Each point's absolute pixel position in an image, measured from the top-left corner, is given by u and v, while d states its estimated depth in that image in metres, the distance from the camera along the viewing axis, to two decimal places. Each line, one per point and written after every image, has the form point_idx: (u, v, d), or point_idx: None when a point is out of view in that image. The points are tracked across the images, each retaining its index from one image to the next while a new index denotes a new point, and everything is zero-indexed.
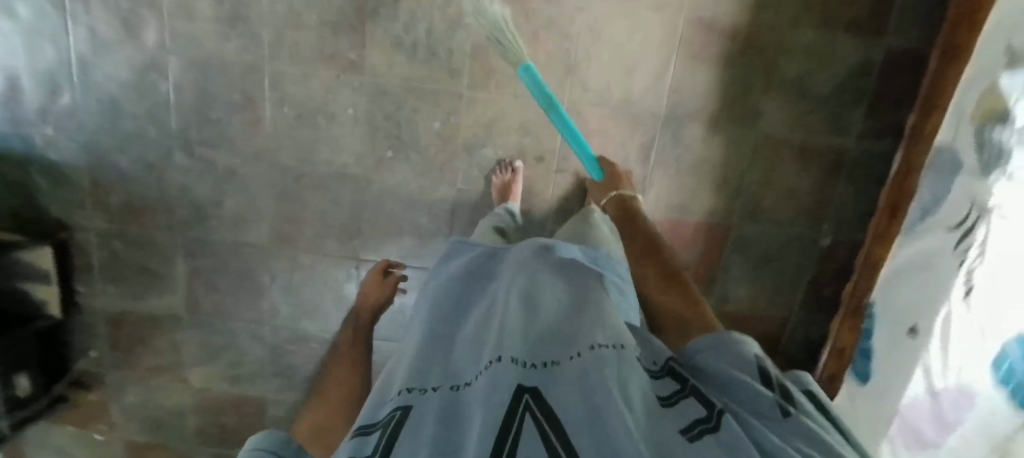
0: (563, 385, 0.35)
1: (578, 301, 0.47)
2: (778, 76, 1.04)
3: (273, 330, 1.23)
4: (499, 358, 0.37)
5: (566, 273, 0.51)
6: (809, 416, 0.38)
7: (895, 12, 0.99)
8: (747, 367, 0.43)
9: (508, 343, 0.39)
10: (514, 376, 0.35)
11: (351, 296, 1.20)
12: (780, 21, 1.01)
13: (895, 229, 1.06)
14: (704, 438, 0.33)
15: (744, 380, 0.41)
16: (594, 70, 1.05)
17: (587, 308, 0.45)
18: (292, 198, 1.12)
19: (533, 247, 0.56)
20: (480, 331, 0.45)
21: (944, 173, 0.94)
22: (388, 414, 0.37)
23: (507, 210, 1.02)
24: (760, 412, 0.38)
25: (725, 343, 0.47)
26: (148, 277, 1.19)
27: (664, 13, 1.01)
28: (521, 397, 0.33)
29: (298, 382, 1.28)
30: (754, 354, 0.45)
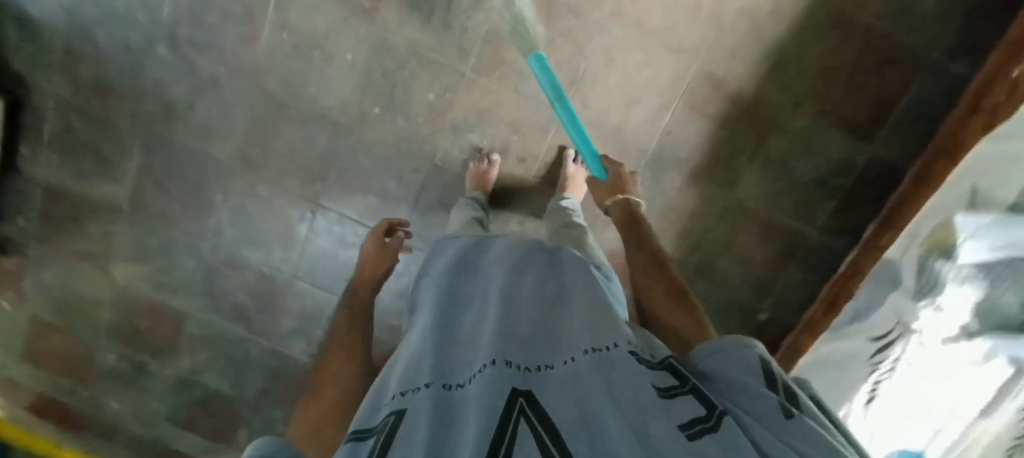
0: (556, 389, 0.33)
1: (567, 302, 0.46)
2: (768, 151, 1.07)
3: (212, 248, 1.20)
4: (492, 362, 0.35)
5: (554, 274, 0.51)
6: (815, 421, 0.34)
7: (886, 126, 1.03)
8: (752, 367, 0.38)
9: (496, 344, 0.38)
10: (508, 378, 0.33)
11: (300, 237, 1.19)
12: (783, 100, 1.04)
13: (825, 322, 1.12)
14: (704, 437, 0.29)
15: (750, 381, 0.37)
16: (597, 91, 1.05)
17: (575, 310, 0.44)
18: (267, 125, 1.09)
19: (520, 249, 0.55)
20: (475, 329, 0.43)
21: (882, 286, 0.98)
22: (382, 420, 0.33)
23: (476, 201, 1.02)
24: (761, 416, 0.34)
25: (734, 343, 0.42)
26: (99, 160, 1.14)
27: (680, 58, 1.02)
28: (516, 400, 0.31)
29: (223, 306, 1.25)
30: (760, 355, 0.40)
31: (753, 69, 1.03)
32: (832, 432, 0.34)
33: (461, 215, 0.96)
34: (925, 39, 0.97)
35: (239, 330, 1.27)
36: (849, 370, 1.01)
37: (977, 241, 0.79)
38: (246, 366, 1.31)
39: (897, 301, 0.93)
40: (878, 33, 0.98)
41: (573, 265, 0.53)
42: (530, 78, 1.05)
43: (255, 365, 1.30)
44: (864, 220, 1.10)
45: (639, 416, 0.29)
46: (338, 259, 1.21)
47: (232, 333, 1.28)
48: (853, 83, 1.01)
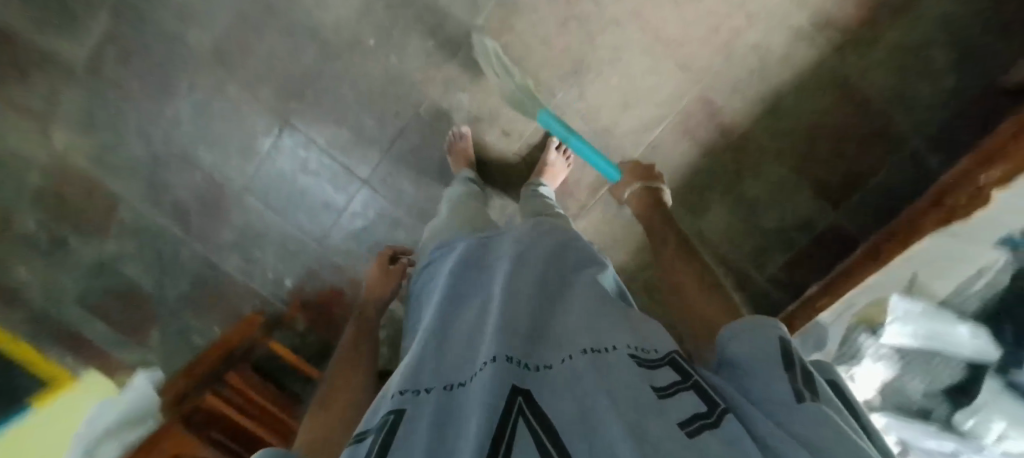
0: (552, 393, 0.32)
1: (565, 304, 0.45)
2: (742, 190, 1.09)
3: (166, 139, 1.13)
4: (493, 357, 0.33)
5: (552, 274, 0.50)
6: (830, 406, 0.32)
7: (856, 197, 1.06)
8: (768, 352, 0.35)
9: (496, 338, 0.36)
10: (509, 376, 0.32)
11: (261, 149, 1.13)
12: (769, 146, 1.05)
13: None
14: (704, 434, 0.28)
15: (766, 370, 0.34)
16: (597, 86, 1.03)
17: (573, 311, 0.44)
18: (253, 25, 1.03)
19: (521, 248, 0.53)
20: (476, 326, 0.41)
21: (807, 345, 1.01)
22: (381, 418, 0.31)
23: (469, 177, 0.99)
24: (773, 411, 0.31)
25: (760, 327, 0.38)
26: (61, 13, 1.03)
27: (685, 75, 1.02)
28: (514, 399, 0.30)
29: (163, 201, 1.18)
30: (779, 337, 0.37)
31: (750, 108, 1.03)
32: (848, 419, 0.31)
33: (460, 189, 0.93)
34: (910, 124, 1.01)
35: (175, 230, 1.20)
36: None
37: (903, 325, 0.85)
38: (174, 268, 1.24)
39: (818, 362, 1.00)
40: (871, 106, 1.00)
41: (570, 267, 0.52)
42: (535, 54, 1.02)
43: (183, 269, 1.24)
44: (808, 279, 1.14)
45: (635, 418, 0.28)
46: (295, 184, 1.16)
47: (167, 231, 1.21)
48: (837, 147, 1.04)
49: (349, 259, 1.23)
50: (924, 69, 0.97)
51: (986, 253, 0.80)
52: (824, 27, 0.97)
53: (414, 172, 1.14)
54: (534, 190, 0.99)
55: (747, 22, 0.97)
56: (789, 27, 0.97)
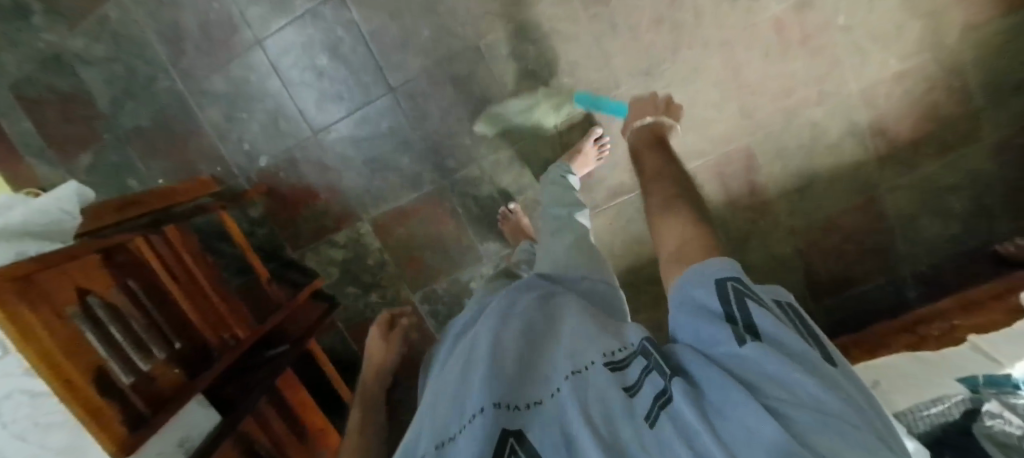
0: (542, 419, 0.37)
1: (554, 335, 0.48)
2: (744, 250, 1.09)
3: None
4: (481, 409, 0.38)
5: (541, 314, 0.53)
6: (776, 339, 0.32)
7: (835, 297, 1.11)
8: (712, 311, 0.35)
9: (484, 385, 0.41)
10: (498, 418, 0.37)
11: (295, 8, 1.01)
12: (785, 221, 1.07)
13: None
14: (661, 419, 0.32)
15: (712, 330, 0.34)
16: (661, 96, 1.00)
17: (554, 343, 0.46)
18: None
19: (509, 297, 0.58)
20: (467, 370, 0.46)
21: None
22: None
23: (530, 243, 0.96)
24: (723, 362, 0.33)
25: (701, 274, 0.36)
26: None
27: (744, 123, 1.01)
28: (508, 437, 0.35)
29: (160, 15, 1.03)
30: (716, 279, 0.35)
31: (785, 179, 1.04)
32: (798, 343, 0.32)
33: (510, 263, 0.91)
34: (908, 252, 1.06)
35: (160, 54, 1.05)
36: None
37: None
38: (142, 95, 1.08)
39: None
40: (884, 222, 1.05)
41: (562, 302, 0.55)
42: (618, 39, 0.97)
43: (151, 101, 1.08)
44: None
45: (612, 424, 0.34)
46: (313, 60, 1.04)
47: (150, 53, 1.05)
48: (840, 246, 1.08)
49: (336, 164, 1.10)
50: (940, 209, 1.03)
51: (951, 384, 0.84)
52: (879, 133, 1.00)
53: (445, 104, 1.05)
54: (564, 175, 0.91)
55: (818, 98, 0.98)
56: (851, 120, 0.99)
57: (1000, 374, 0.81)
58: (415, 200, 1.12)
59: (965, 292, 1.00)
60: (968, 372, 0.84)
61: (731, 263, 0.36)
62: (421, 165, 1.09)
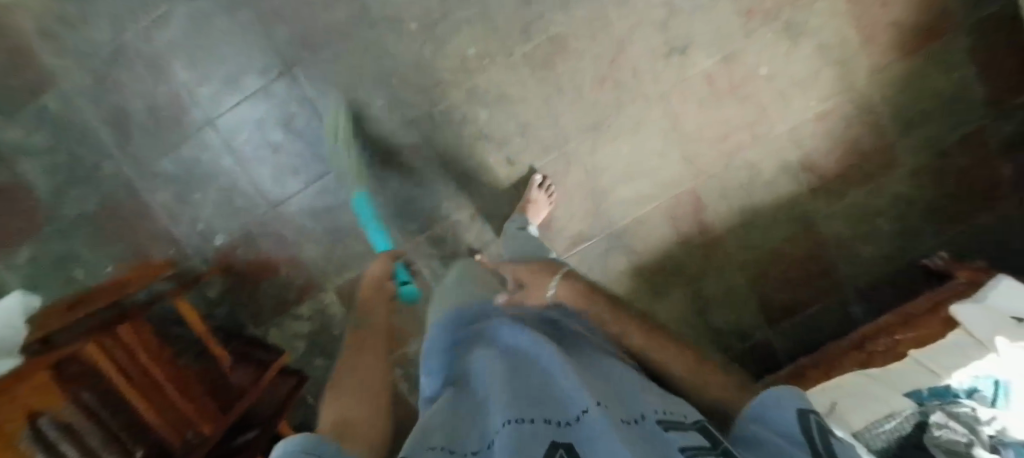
0: None
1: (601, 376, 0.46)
2: (700, 285, 1.15)
3: (139, 35, 0.98)
4: None
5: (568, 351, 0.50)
6: None
7: (790, 320, 1.17)
8: (795, 428, 0.37)
9: (519, 399, 0.39)
10: (548, 432, 0.34)
11: (246, 87, 1.02)
12: (734, 254, 1.14)
13: None
14: None
15: (788, 446, 0.36)
16: (609, 148, 1.06)
17: (594, 378, 0.44)
18: None
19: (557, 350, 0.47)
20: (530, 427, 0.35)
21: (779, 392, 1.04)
22: None
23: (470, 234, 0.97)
24: None
25: (780, 396, 0.41)
26: None
27: (688, 169, 1.08)
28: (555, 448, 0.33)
29: (105, 101, 1.01)
30: (801, 409, 0.38)
31: (730, 215, 1.11)
32: None
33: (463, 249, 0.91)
34: (848, 274, 1.15)
35: (106, 139, 1.02)
36: None
37: None
38: (86, 181, 1.04)
39: None
40: (824, 247, 1.13)
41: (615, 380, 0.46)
42: (565, 98, 1.03)
43: (97, 186, 1.05)
44: None
45: None
46: (268, 135, 1.04)
47: (95, 138, 1.02)
48: (788, 273, 1.15)
49: (296, 236, 1.10)
50: (871, 232, 1.12)
51: (899, 400, 0.88)
52: (808, 168, 1.08)
53: (403, 169, 1.07)
54: (522, 229, 0.96)
55: (751, 142, 1.06)
56: (783, 158, 1.08)
57: (940, 385, 0.87)
58: None
59: (901, 309, 1.08)
60: (913, 387, 0.90)
61: (811, 402, 0.39)
62: None
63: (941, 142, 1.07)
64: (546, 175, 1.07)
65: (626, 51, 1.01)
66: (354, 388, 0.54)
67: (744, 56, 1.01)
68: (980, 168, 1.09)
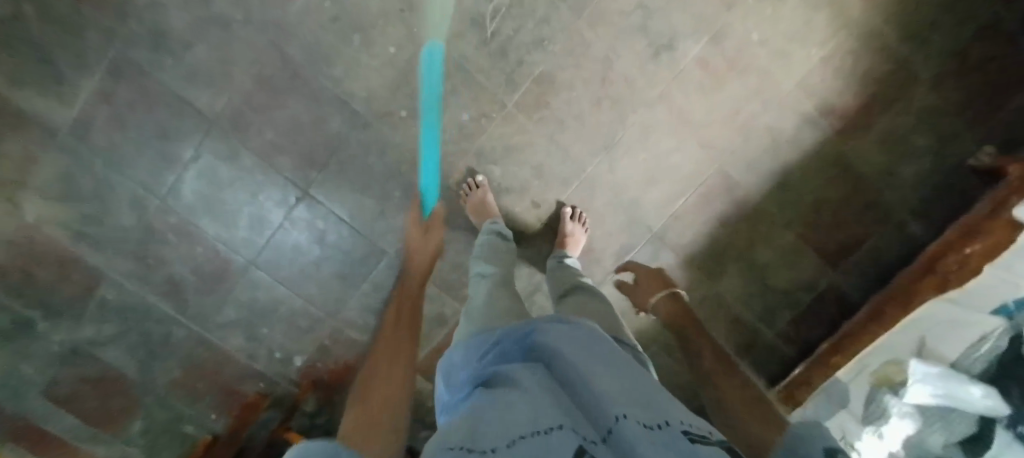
0: None
1: (626, 372, 0.37)
2: (753, 255, 1.16)
3: (162, 207, 1.02)
4: None
5: (592, 343, 0.42)
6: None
7: (851, 259, 1.16)
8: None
9: (545, 407, 0.32)
10: (572, 443, 0.27)
11: (273, 220, 1.05)
12: (778, 217, 1.13)
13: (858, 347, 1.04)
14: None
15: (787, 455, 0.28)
16: (625, 160, 1.07)
17: (630, 378, 0.36)
18: (273, 92, 0.97)
19: (575, 339, 0.42)
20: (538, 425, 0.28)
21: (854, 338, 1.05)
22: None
23: (496, 230, 0.95)
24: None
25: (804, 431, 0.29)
26: (41, 70, 0.92)
27: (707, 154, 1.08)
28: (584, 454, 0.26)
29: (155, 275, 1.06)
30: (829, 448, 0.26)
31: (761, 182, 1.11)
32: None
33: (497, 240, 0.92)
34: (896, 198, 1.13)
35: (168, 309, 1.08)
36: None
37: (925, 385, 0.90)
38: (165, 351, 1.11)
39: (842, 421, 1.00)
40: (865, 181, 1.11)
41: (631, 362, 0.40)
42: (569, 130, 1.04)
43: (175, 353, 1.11)
44: (813, 337, 1.21)
45: None
46: (307, 255, 1.08)
47: (158, 311, 1.08)
48: (835, 217, 1.14)
49: (365, 333, 1.15)
50: (909, 150, 1.09)
51: (988, 320, 0.91)
52: (827, 111, 1.07)
53: None
54: (561, 262, 0.95)
55: (762, 106, 1.05)
56: (800, 111, 1.06)
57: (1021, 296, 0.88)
58: (447, 336, 1.15)
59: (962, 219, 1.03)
60: (998, 301, 0.91)
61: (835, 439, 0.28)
62: (440, 303, 1.13)
63: (955, 41, 1.03)
64: (575, 205, 1.09)
65: (613, 65, 1.01)
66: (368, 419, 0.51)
67: (729, 31, 1.00)
68: (1004, 52, 1.04)
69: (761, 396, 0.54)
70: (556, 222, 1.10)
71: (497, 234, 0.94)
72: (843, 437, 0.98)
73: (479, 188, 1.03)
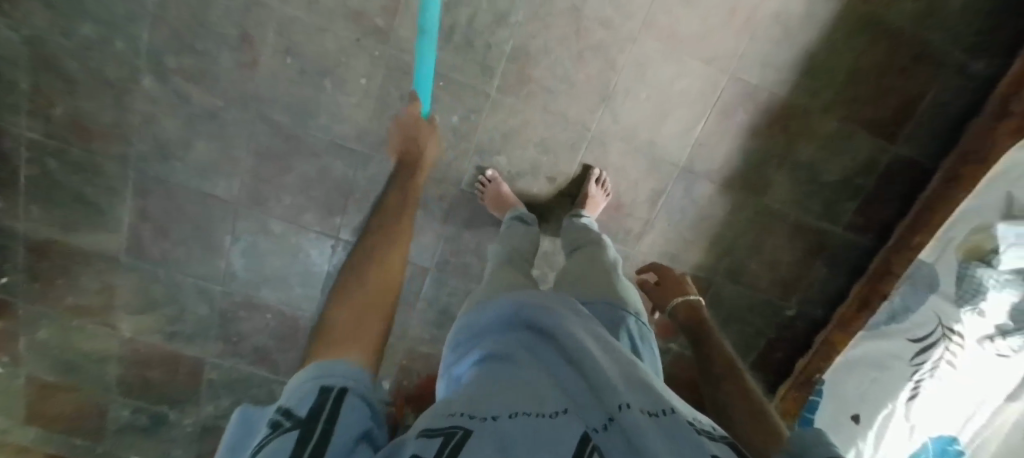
0: None
1: (628, 364, 0.43)
2: (796, 156, 1.06)
3: (226, 292, 1.12)
4: None
5: (595, 335, 0.47)
6: None
7: (912, 123, 1.04)
8: None
9: (551, 397, 0.37)
10: (575, 428, 0.33)
11: (321, 271, 1.12)
12: (813, 106, 1.03)
13: (940, 216, 0.97)
14: None
15: None
16: (628, 105, 1.01)
17: (631, 371, 0.41)
18: (275, 160, 1.01)
19: (582, 329, 0.47)
20: (545, 408, 0.35)
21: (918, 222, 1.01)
22: (447, 426, 0.32)
23: (518, 217, 0.95)
24: None
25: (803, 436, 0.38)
26: (87, 209, 1.03)
27: (714, 68, 0.99)
28: (584, 444, 0.31)
29: (244, 350, 1.17)
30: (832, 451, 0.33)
31: (786, 76, 1.00)
32: None
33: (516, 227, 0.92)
34: (947, 39, 0.98)
35: (264, 374, 1.19)
36: (890, 369, 0.96)
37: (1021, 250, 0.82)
38: None
39: (938, 305, 0.92)
40: (906, 33, 0.97)
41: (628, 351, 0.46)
42: (560, 96, 0.99)
43: None
44: (889, 218, 1.11)
45: None
46: None
47: (258, 376, 1.20)
48: (880, 84, 1.01)
49: (434, 345, 1.21)
50: None
51: None
52: None
53: (474, 244, 1.11)
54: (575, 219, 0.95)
55: None
56: None
57: None
58: None
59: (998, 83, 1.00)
60: None
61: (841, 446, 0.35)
62: None
63: None
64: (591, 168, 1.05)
65: (584, 12, 0.93)
66: (364, 292, 0.45)
67: None
68: None
69: (763, 409, 0.53)
70: (575, 187, 1.07)
71: (517, 221, 0.94)
72: (941, 322, 0.91)
73: (492, 182, 1.02)
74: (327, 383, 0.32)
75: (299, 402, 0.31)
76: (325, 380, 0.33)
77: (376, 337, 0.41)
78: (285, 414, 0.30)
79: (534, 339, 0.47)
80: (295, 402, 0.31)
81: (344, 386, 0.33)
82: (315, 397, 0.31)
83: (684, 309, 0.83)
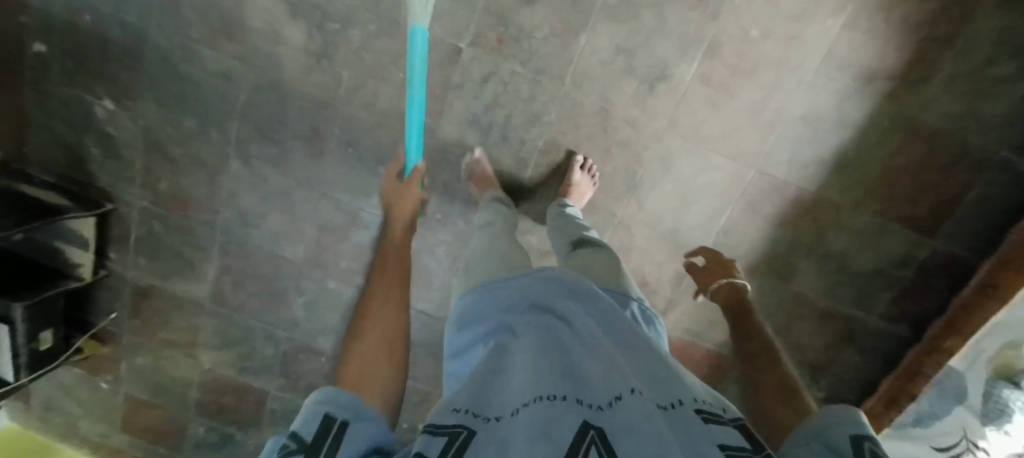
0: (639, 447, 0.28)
1: (636, 353, 0.41)
2: (825, 246, 1.07)
3: (288, 337, 1.28)
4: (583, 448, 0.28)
5: (601, 319, 0.45)
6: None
7: (951, 220, 1.02)
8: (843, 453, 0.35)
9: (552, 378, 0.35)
10: (577, 413, 0.31)
11: None
12: (844, 201, 1.04)
13: (974, 322, 0.96)
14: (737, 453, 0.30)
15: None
16: (654, 195, 1.06)
17: (637, 360, 0.40)
18: (335, 231, 1.15)
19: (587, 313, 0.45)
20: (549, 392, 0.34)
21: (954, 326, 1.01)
22: (451, 426, 0.33)
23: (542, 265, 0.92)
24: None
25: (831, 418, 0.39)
26: (180, 263, 1.22)
27: (739, 163, 1.03)
28: (584, 428, 0.30)
29: (301, 386, 1.33)
30: (853, 436, 0.36)
31: (814, 171, 1.02)
32: None
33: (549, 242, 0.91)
34: (988, 140, 0.96)
35: None
36: None
37: None
38: None
39: (965, 419, 0.91)
40: (943, 134, 0.97)
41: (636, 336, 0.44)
42: None
43: None
44: (927, 310, 1.09)
45: None
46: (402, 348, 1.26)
47: None
48: (915, 181, 1.00)
49: None
50: (991, 85, 0.92)
51: None
52: (870, 77, 0.94)
53: None
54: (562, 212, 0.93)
55: (787, 96, 0.97)
56: (832, 90, 0.96)
57: None
58: None
59: None
60: None
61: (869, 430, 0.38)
62: None
63: None
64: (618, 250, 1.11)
65: (612, 112, 1.01)
66: (369, 344, 0.50)
67: (725, 38, 0.94)
68: None
69: (797, 388, 0.53)
70: None
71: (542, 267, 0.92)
72: (967, 437, 0.90)
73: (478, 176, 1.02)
74: (331, 412, 0.37)
75: (307, 425, 0.35)
76: (329, 409, 0.37)
77: (387, 377, 0.46)
78: (293, 437, 0.35)
79: (538, 319, 0.44)
80: (303, 425, 0.36)
81: (346, 418, 0.37)
82: (320, 423, 0.36)
83: (726, 290, 0.80)
